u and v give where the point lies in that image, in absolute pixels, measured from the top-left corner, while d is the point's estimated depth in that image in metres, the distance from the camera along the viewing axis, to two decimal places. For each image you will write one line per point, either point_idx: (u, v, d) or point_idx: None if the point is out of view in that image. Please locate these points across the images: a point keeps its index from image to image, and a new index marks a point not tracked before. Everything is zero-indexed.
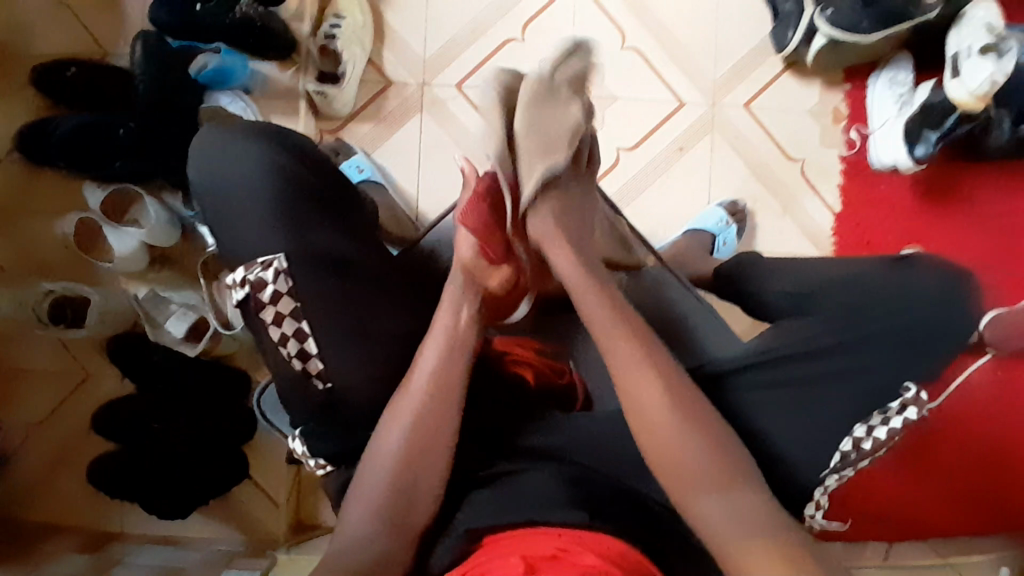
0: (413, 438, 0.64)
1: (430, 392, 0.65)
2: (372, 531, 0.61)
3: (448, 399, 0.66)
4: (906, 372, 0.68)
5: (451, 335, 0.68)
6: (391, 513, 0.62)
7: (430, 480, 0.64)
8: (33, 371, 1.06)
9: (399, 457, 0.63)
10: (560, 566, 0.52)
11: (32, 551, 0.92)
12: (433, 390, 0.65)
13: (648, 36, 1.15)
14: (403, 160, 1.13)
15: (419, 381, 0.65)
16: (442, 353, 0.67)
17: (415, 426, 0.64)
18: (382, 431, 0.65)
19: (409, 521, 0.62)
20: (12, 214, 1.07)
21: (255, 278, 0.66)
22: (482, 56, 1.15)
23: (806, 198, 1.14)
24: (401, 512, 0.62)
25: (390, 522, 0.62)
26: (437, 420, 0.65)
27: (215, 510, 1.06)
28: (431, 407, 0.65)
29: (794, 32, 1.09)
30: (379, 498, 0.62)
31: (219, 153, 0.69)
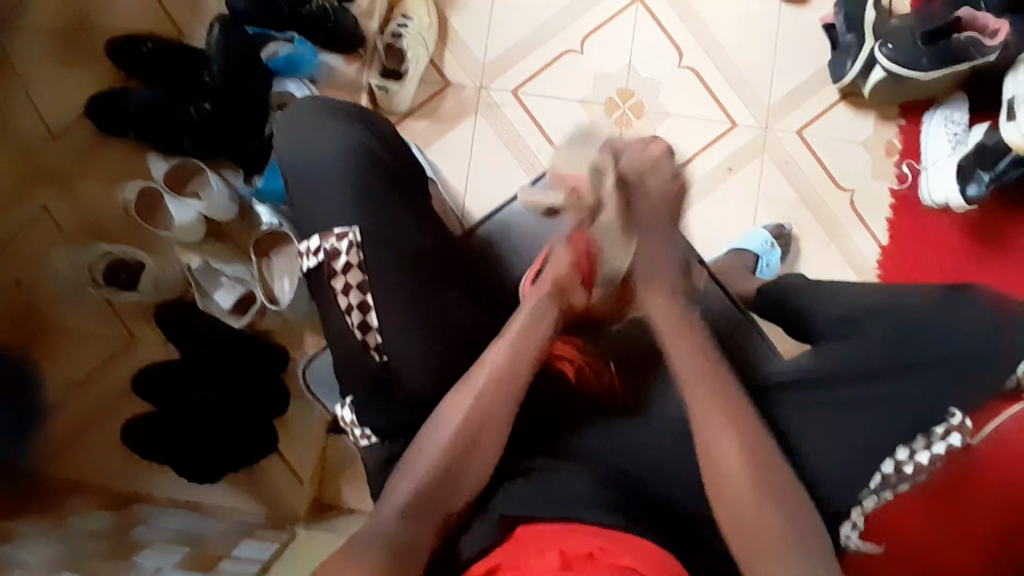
0: (469, 424, 0.66)
1: (495, 377, 0.67)
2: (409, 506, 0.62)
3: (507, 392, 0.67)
4: (949, 398, 0.68)
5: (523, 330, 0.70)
6: (437, 487, 0.63)
7: (471, 462, 0.65)
8: (80, 330, 1.10)
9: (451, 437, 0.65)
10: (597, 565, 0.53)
11: (63, 504, 0.95)
12: (498, 376, 0.67)
13: (704, 58, 1.17)
14: (455, 158, 1.16)
15: (487, 366, 0.68)
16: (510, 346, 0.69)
17: (472, 409, 0.66)
18: (441, 410, 0.67)
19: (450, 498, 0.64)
20: (79, 178, 1.12)
21: (330, 246, 0.71)
22: (540, 64, 1.18)
23: (854, 231, 1.13)
24: (445, 487, 0.63)
25: (432, 496, 0.63)
26: (493, 408, 0.67)
27: (241, 481, 1.08)
28: (489, 396, 0.67)
29: (854, 62, 1.10)
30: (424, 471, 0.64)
31: (306, 132, 0.77)
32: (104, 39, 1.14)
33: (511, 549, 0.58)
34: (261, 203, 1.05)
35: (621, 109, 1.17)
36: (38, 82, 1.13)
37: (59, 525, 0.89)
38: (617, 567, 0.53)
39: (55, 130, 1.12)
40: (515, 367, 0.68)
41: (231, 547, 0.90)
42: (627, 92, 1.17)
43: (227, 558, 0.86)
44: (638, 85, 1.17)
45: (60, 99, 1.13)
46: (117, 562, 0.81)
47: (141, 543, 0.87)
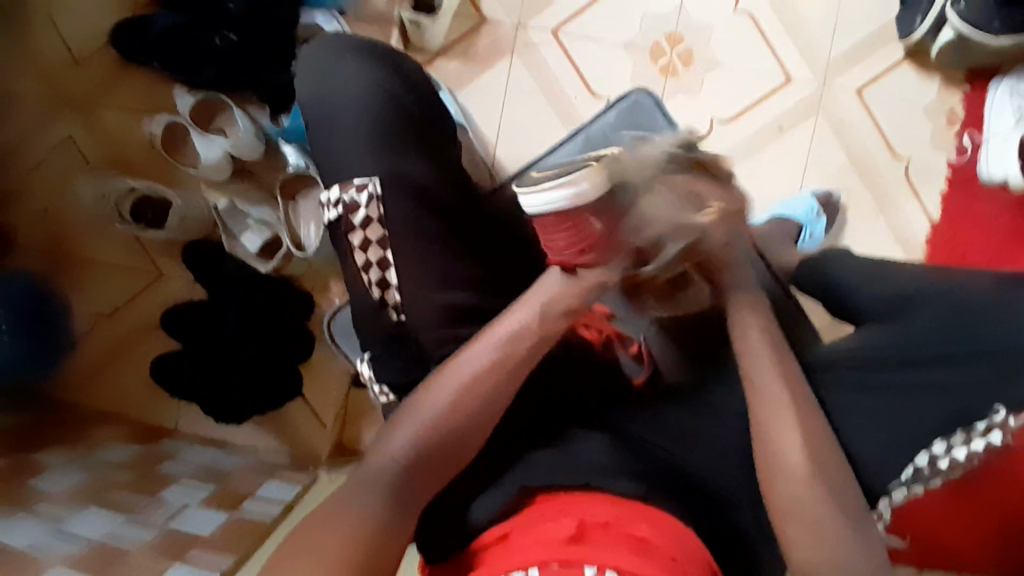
0: (476, 382, 0.60)
1: (517, 341, 0.61)
2: (400, 457, 0.57)
3: (518, 357, 0.61)
4: (1000, 393, 0.62)
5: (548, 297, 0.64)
6: (436, 449, 0.58)
7: (478, 423, 0.59)
8: (104, 265, 1.10)
9: (455, 394, 0.59)
10: (613, 535, 0.53)
11: (94, 436, 0.98)
12: (521, 339, 0.61)
13: (762, 0, 1.08)
14: (487, 103, 1.10)
15: (509, 325, 0.62)
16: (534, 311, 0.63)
17: (479, 369, 0.60)
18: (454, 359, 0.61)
19: (446, 457, 0.59)
20: (99, 105, 1.09)
21: (349, 200, 0.68)
22: (584, 2, 1.09)
23: (905, 202, 1.07)
24: (446, 453, 0.58)
25: (431, 456, 0.58)
26: (503, 371, 0.60)
27: (263, 420, 1.10)
28: (498, 358, 0.60)
29: (923, 19, 0.99)
30: (419, 420, 0.58)
31: (333, 72, 0.72)
32: None
33: (530, 513, 0.58)
34: (289, 143, 1.03)
35: (668, 56, 1.09)
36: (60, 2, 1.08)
37: (87, 455, 0.92)
38: (631, 538, 0.53)
39: (76, 55, 1.08)
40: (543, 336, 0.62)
41: (254, 486, 0.93)
42: (676, 37, 1.08)
43: (251, 498, 0.89)
44: (688, 29, 1.08)
45: (80, 21, 1.08)
46: (142, 496, 0.84)
47: (167, 476, 0.90)
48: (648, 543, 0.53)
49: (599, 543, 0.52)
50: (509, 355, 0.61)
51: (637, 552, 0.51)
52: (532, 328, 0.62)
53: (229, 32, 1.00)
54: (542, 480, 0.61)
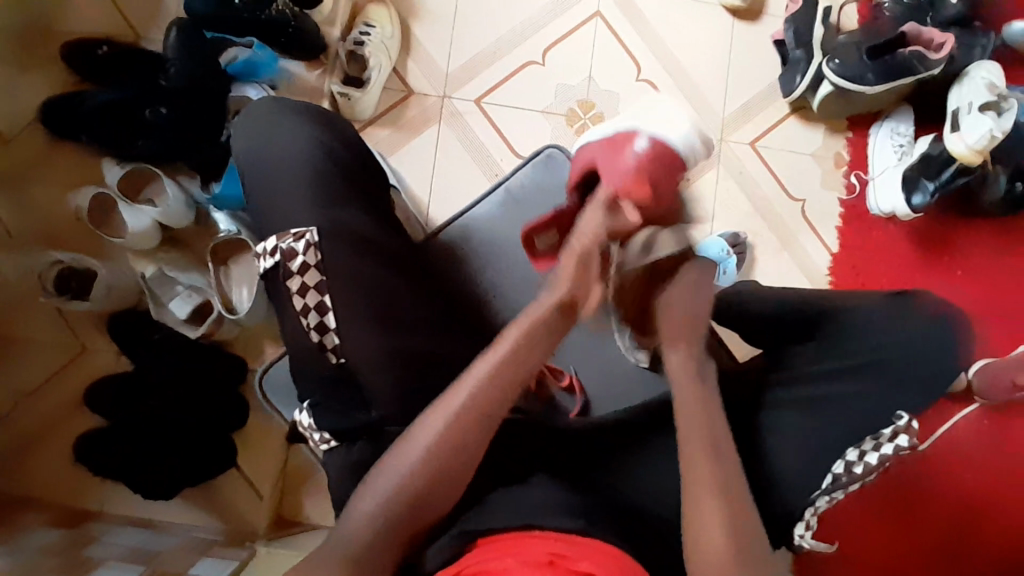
0: (443, 442, 0.60)
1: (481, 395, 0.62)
2: (375, 517, 0.58)
3: (491, 406, 0.62)
4: (897, 400, 0.71)
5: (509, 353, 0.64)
6: (398, 518, 0.59)
7: (441, 486, 0.60)
8: (27, 341, 1.06)
9: (424, 456, 0.60)
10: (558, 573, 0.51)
11: (10, 523, 0.91)
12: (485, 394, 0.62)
13: (662, 70, 1.20)
14: (418, 167, 1.16)
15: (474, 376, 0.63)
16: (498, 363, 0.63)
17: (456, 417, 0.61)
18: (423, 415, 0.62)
19: (412, 522, 0.59)
20: (27, 181, 1.09)
21: (286, 247, 0.69)
22: (506, 73, 1.19)
23: (807, 238, 1.18)
24: (409, 515, 0.59)
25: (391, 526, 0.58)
26: (480, 418, 0.62)
27: (197, 495, 1.05)
28: (470, 410, 0.61)
29: (803, 77, 1.14)
30: (397, 474, 0.60)
31: (268, 133, 0.76)
32: (55, 39, 1.11)
33: (474, 553, 0.56)
34: (220, 210, 1.05)
35: (582, 120, 1.19)
36: None
37: (2, 544, 0.85)
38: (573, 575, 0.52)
39: (6, 133, 1.09)
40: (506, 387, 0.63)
41: (188, 565, 0.87)
42: (589, 103, 1.19)
43: None
44: (599, 96, 1.19)
45: (9, 101, 1.09)
46: None
47: (92, 561, 0.84)
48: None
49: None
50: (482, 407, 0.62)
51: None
52: (494, 378, 0.63)
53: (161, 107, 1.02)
54: (485, 523, 0.61)
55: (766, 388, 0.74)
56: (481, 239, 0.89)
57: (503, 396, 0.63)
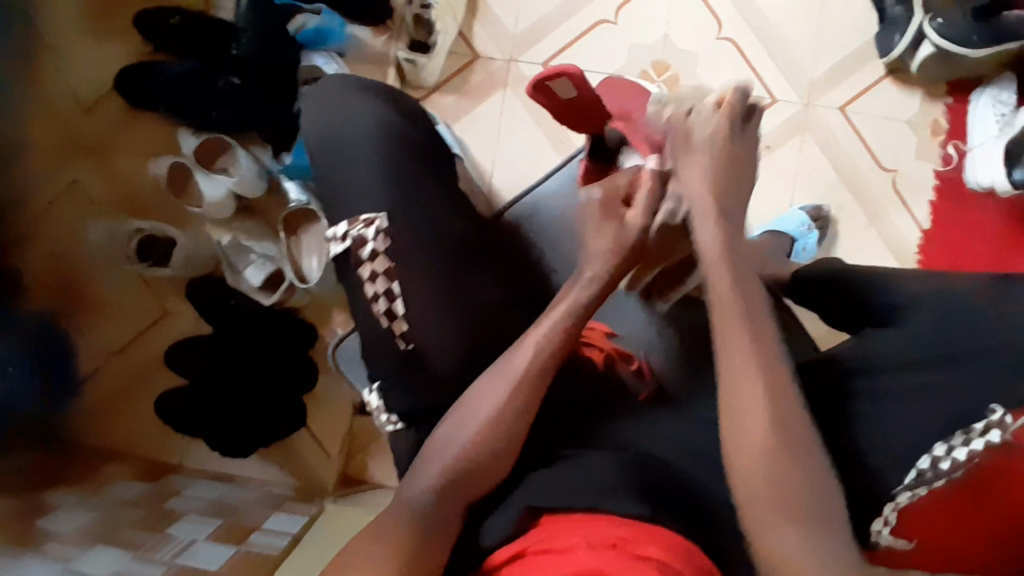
0: (494, 419, 0.63)
1: (528, 374, 0.64)
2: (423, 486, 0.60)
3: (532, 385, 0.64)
4: (988, 392, 0.63)
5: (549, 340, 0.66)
6: (449, 486, 0.61)
7: (490, 458, 0.62)
8: (116, 304, 1.12)
9: (479, 429, 0.63)
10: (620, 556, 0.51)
11: (102, 472, 0.98)
12: (532, 373, 0.64)
13: (744, 27, 1.12)
14: (482, 136, 1.14)
15: (522, 357, 0.65)
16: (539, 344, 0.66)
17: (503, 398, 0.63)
18: (476, 395, 0.65)
19: (468, 486, 0.61)
20: (111, 147, 1.13)
21: (357, 234, 0.69)
22: (574, 35, 1.14)
23: (895, 213, 1.10)
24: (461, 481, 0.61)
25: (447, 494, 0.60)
26: (524, 394, 0.64)
27: (269, 454, 1.10)
28: (515, 391, 0.64)
29: (902, 36, 1.05)
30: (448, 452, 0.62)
31: (340, 110, 0.75)
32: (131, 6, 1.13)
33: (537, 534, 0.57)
34: (291, 180, 1.06)
35: (656, 83, 1.12)
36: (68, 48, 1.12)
37: (97, 494, 0.92)
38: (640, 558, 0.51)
39: (85, 102, 1.13)
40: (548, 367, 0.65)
41: (262, 519, 0.93)
42: (663, 65, 1.13)
43: (258, 531, 0.88)
44: (674, 58, 1.13)
45: (88, 67, 1.13)
46: (152, 533, 0.83)
47: (176, 513, 0.90)
48: (655, 561, 0.51)
49: (606, 563, 0.50)
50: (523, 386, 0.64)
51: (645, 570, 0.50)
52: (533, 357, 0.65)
53: (233, 78, 1.04)
54: (546, 499, 0.61)
55: (843, 372, 0.69)
56: (552, 217, 0.85)
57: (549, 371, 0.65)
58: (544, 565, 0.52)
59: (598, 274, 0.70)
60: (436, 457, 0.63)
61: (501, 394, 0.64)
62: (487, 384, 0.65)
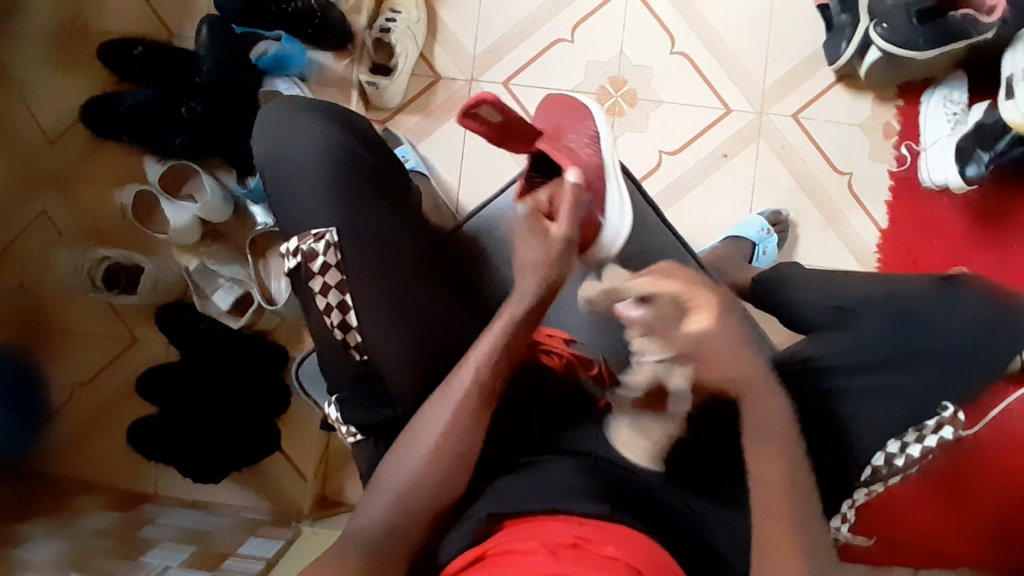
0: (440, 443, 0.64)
1: (472, 393, 0.66)
2: None
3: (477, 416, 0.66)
4: (944, 392, 0.68)
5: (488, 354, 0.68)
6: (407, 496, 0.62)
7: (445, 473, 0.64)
8: (83, 333, 1.12)
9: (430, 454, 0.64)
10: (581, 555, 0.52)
11: (72, 504, 0.97)
12: (476, 392, 0.66)
13: (696, 41, 1.16)
14: (447, 154, 1.16)
15: (463, 381, 0.66)
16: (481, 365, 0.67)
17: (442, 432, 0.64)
18: (425, 417, 0.66)
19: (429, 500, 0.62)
20: (73, 177, 1.14)
21: (308, 248, 0.70)
22: (533, 54, 1.17)
23: (852, 215, 1.13)
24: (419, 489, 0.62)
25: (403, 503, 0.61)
26: (470, 419, 0.66)
27: (243, 478, 1.10)
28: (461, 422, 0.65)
29: (849, 44, 1.09)
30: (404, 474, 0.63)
31: (289, 130, 0.76)
32: (92, 40, 1.14)
33: (504, 534, 0.57)
34: (257, 204, 1.08)
35: (614, 98, 1.16)
36: (31, 82, 1.14)
37: (67, 525, 0.90)
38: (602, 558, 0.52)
39: (49, 134, 1.14)
40: (488, 382, 0.67)
41: (238, 544, 0.92)
42: (620, 80, 1.16)
43: (231, 556, 0.88)
44: (631, 72, 1.16)
45: (50, 100, 1.14)
46: (123, 562, 0.82)
47: (147, 541, 0.89)
48: (618, 561, 0.52)
49: (567, 560, 0.50)
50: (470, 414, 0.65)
51: (618, 570, 0.50)
52: (473, 373, 0.66)
53: (194, 104, 1.04)
54: (508, 506, 0.62)
55: (797, 376, 0.71)
56: (506, 229, 0.88)
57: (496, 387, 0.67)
58: (511, 563, 0.51)
59: (530, 291, 0.71)
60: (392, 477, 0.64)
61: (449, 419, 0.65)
62: (432, 407, 0.66)
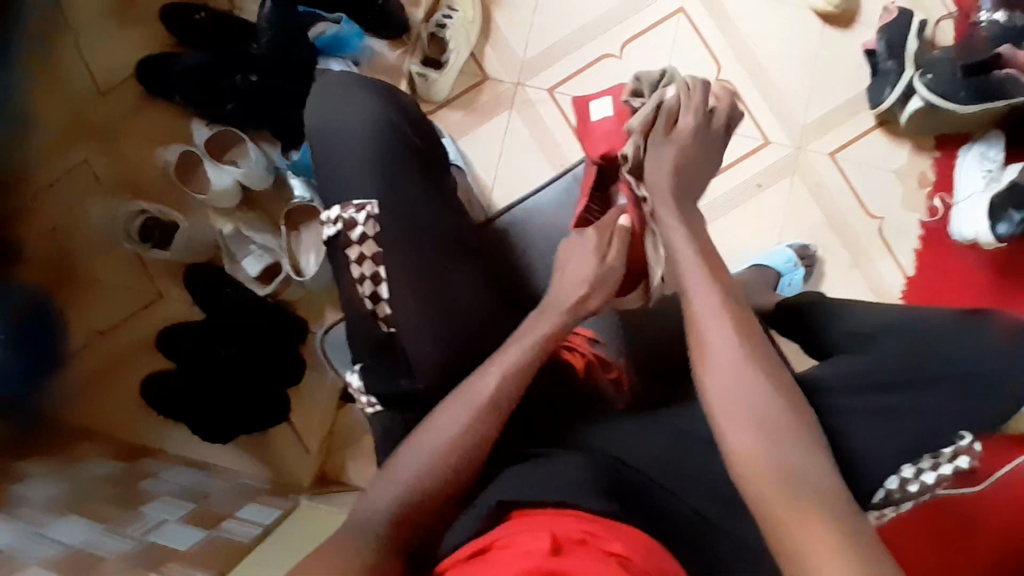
0: (458, 441, 0.65)
1: (494, 397, 0.67)
2: None
3: (498, 405, 0.67)
4: (963, 420, 0.69)
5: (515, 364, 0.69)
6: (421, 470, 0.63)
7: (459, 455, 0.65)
8: (110, 284, 1.14)
9: (446, 447, 0.65)
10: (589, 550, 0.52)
11: (79, 449, 0.98)
12: (498, 396, 0.67)
13: (741, 72, 1.18)
14: (485, 152, 1.18)
15: (487, 385, 0.67)
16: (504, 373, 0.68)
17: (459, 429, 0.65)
18: (446, 412, 0.67)
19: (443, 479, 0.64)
20: (120, 132, 1.16)
21: (348, 217, 0.73)
22: (580, 66, 1.19)
23: (879, 258, 1.13)
24: (433, 470, 0.64)
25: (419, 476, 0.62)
26: (491, 408, 0.66)
27: (247, 445, 1.11)
28: (482, 412, 0.66)
29: (892, 90, 1.10)
30: (420, 457, 0.64)
31: (339, 104, 0.78)
32: (157, 2, 1.18)
33: (512, 525, 0.58)
34: (297, 177, 1.08)
35: None
36: (94, 37, 1.17)
37: (73, 469, 0.91)
38: (607, 555, 0.52)
39: (103, 87, 1.17)
40: (511, 389, 0.68)
41: (234, 508, 0.93)
42: None
43: (229, 518, 0.88)
44: None
45: (110, 56, 1.17)
46: (122, 510, 0.83)
47: (149, 493, 0.90)
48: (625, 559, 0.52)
49: (573, 554, 0.51)
50: (490, 407, 0.66)
51: (612, 564, 0.51)
52: (498, 377, 0.68)
53: (250, 75, 1.08)
54: (516, 495, 0.62)
55: (822, 397, 0.69)
56: (541, 225, 0.89)
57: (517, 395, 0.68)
58: (509, 555, 0.52)
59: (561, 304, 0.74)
60: (409, 464, 0.64)
61: (471, 407, 0.66)
62: (450, 408, 0.67)
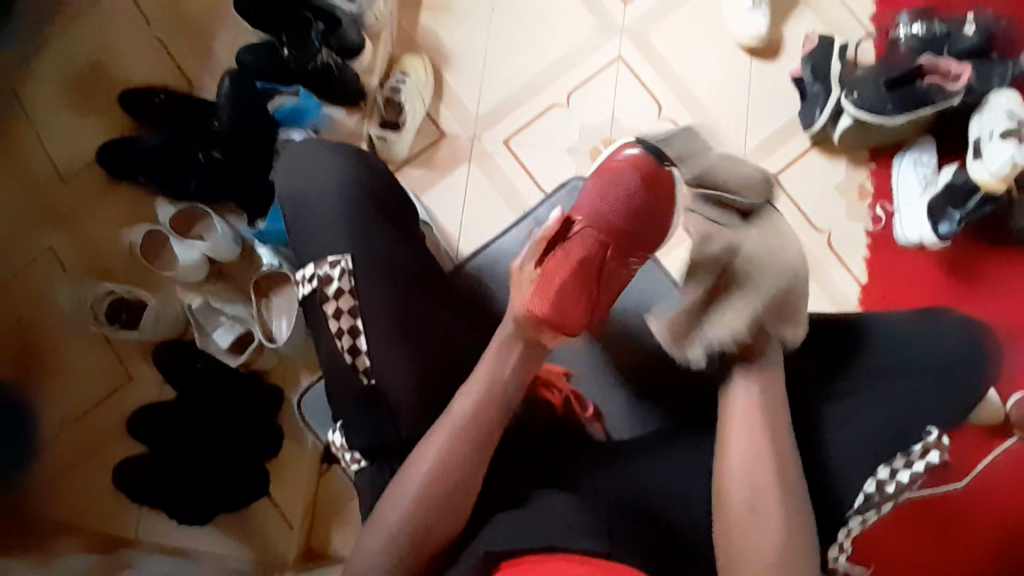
0: (434, 481, 0.65)
1: (466, 428, 0.67)
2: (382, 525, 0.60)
3: (477, 429, 0.68)
4: (927, 415, 0.70)
5: (484, 392, 0.70)
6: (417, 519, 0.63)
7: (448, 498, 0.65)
8: (76, 370, 1.11)
9: (422, 487, 0.65)
10: None
11: (52, 545, 0.93)
12: (469, 427, 0.67)
13: (682, 110, 1.25)
14: (447, 204, 1.21)
15: (455, 415, 0.68)
16: (475, 400, 0.69)
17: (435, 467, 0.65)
18: (419, 452, 0.67)
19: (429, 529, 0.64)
20: (85, 218, 1.17)
21: (323, 274, 0.74)
22: (530, 117, 1.25)
23: (833, 269, 1.18)
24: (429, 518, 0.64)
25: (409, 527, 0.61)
26: (468, 437, 0.67)
27: (228, 524, 1.06)
28: (452, 444, 0.66)
29: (822, 111, 1.19)
30: (404, 499, 0.65)
31: (308, 168, 0.80)
32: (114, 91, 1.21)
33: None
34: (264, 245, 1.10)
35: None
36: (52, 128, 1.19)
37: (45, 564, 0.86)
38: None
39: (64, 174, 1.18)
40: (484, 421, 0.68)
41: None
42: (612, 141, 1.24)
43: None
44: (622, 134, 1.24)
45: (69, 144, 1.19)
46: None
47: None
48: None
49: None
50: (464, 440, 0.67)
51: None
52: (466, 409, 0.68)
53: (213, 151, 1.11)
54: (504, 544, 0.61)
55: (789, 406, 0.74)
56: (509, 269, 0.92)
57: (488, 425, 0.68)
58: None
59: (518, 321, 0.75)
60: (392, 510, 0.65)
61: (448, 442, 0.67)
62: (424, 448, 0.67)
